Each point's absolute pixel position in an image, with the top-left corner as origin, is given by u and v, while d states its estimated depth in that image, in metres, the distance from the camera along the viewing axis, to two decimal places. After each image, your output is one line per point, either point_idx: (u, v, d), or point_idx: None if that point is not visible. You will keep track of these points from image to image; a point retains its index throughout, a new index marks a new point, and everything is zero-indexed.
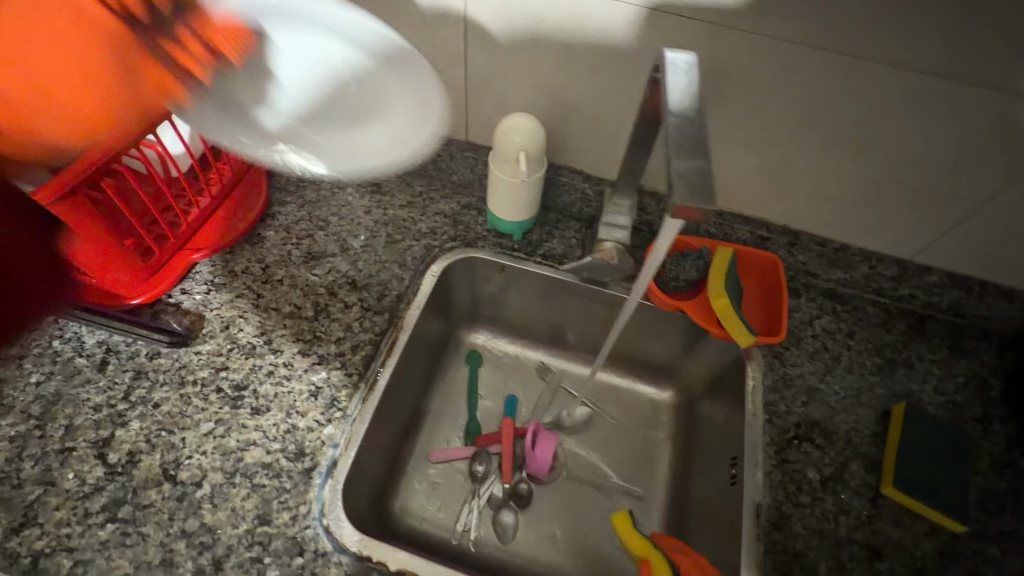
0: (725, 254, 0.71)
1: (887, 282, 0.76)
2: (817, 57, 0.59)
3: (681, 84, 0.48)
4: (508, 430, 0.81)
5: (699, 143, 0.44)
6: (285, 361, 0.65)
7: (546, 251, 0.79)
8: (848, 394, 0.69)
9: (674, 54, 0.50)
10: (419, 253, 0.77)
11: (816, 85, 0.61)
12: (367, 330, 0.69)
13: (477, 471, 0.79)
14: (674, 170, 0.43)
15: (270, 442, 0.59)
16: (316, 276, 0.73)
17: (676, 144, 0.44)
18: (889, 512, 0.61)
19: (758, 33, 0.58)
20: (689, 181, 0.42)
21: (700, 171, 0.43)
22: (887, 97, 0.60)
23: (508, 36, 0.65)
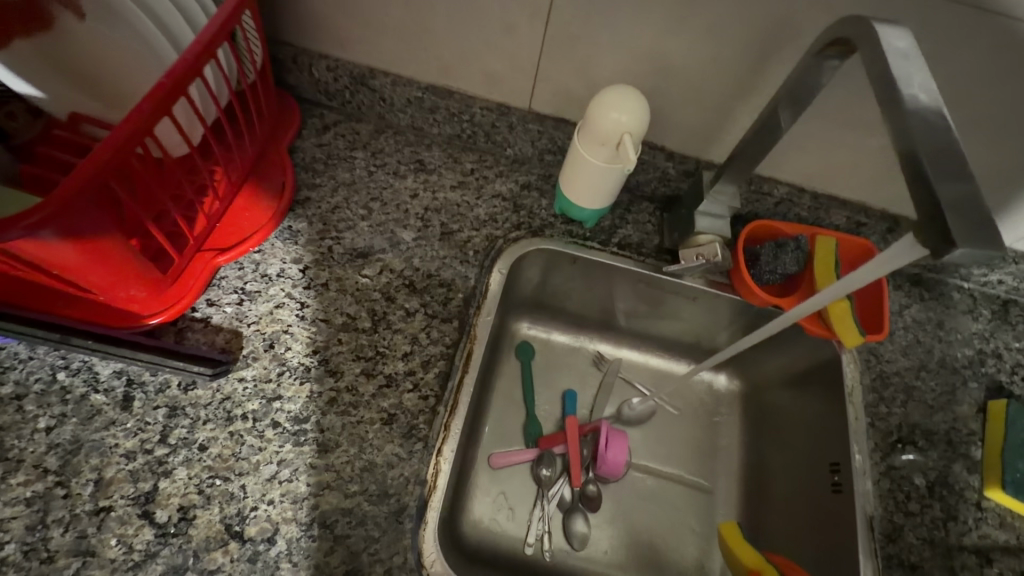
0: (825, 245, 0.65)
1: (979, 268, 0.72)
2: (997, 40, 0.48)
3: (918, 79, 0.39)
4: (574, 431, 0.76)
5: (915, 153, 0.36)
6: (347, 384, 0.56)
7: (620, 239, 0.70)
8: (943, 391, 0.66)
9: (895, 37, 0.41)
10: (481, 246, 0.67)
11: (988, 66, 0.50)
12: (436, 342, 0.60)
13: (544, 474, 0.75)
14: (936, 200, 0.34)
15: (347, 484, 0.52)
16: (367, 278, 0.62)
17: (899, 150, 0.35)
18: (993, 514, 0.60)
19: None
20: (961, 215, 0.34)
21: (972, 200, 0.34)
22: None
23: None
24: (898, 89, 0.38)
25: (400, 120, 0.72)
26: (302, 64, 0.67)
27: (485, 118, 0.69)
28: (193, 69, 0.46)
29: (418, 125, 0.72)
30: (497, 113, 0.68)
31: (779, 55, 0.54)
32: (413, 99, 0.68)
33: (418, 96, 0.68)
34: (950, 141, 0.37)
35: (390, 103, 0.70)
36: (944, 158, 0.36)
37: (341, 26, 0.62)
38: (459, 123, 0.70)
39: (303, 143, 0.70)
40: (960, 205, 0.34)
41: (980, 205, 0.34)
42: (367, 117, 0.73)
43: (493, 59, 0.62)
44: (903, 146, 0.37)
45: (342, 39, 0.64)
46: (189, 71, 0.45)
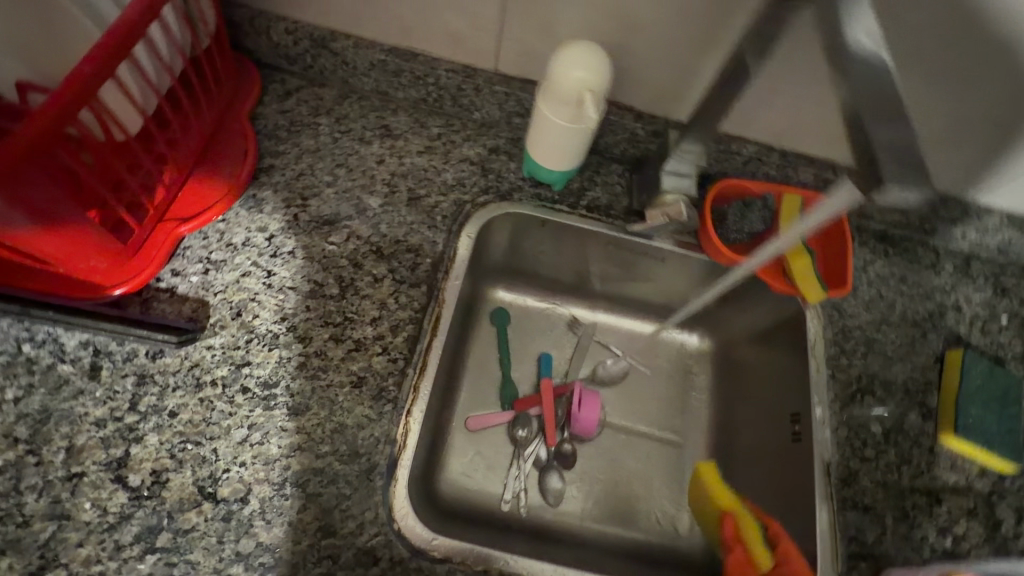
0: (791, 202, 0.65)
1: (943, 222, 0.73)
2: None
3: (866, 22, 0.39)
4: (548, 390, 0.79)
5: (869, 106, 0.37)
6: (316, 350, 0.57)
7: (590, 201, 0.71)
8: (903, 343, 0.68)
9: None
10: (449, 211, 0.66)
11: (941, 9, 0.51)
12: (404, 308, 0.60)
13: (519, 435, 0.77)
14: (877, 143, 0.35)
15: (318, 445, 0.53)
16: (334, 245, 0.62)
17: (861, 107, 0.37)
18: (945, 457, 0.62)
19: None
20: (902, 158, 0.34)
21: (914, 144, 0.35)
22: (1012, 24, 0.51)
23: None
24: (843, 32, 0.38)
25: (364, 84, 0.70)
26: (260, 27, 0.65)
27: (451, 81, 0.68)
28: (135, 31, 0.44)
29: (383, 90, 0.71)
30: (462, 76, 0.67)
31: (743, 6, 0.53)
32: (376, 62, 0.67)
33: (381, 59, 0.67)
34: (890, 85, 0.37)
35: (353, 67, 0.69)
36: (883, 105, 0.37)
37: None
38: (424, 86, 0.69)
39: (265, 109, 0.68)
40: (893, 147, 0.35)
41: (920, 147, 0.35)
42: (330, 82, 0.71)
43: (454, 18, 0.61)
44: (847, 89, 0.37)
45: None
46: (127, 36, 0.44)
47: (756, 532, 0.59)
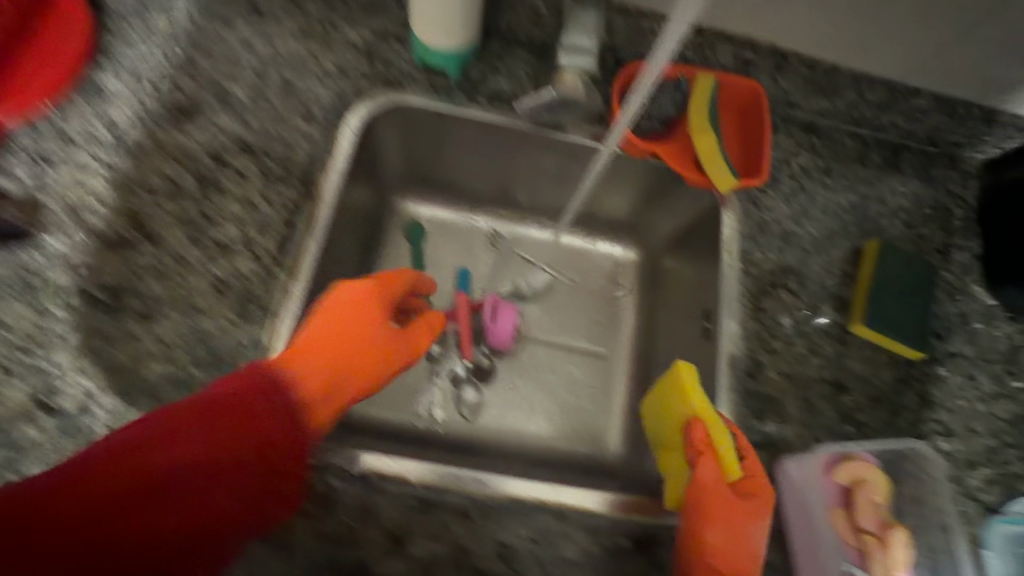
0: (704, 83, 0.60)
1: (871, 108, 0.68)
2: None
3: None
4: (464, 304, 0.73)
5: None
6: (172, 252, 0.51)
7: (491, 90, 0.64)
8: (822, 235, 0.65)
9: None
10: (329, 102, 0.59)
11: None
12: (275, 206, 0.54)
13: (433, 351, 0.73)
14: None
15: (174, 352, 0.48)
16: (192, 139, 0.55)
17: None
18: (854, 348, 0.61)
19: None
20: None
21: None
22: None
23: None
24: None
25: None
26: None
27: None
28: None
29: None
30: None
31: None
32: None
33: None
34: None
35: None
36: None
37: None
38: None
39: None
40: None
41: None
42: None
43: None
44: None
45: None
46: None
47: (732, 453, 0.51)
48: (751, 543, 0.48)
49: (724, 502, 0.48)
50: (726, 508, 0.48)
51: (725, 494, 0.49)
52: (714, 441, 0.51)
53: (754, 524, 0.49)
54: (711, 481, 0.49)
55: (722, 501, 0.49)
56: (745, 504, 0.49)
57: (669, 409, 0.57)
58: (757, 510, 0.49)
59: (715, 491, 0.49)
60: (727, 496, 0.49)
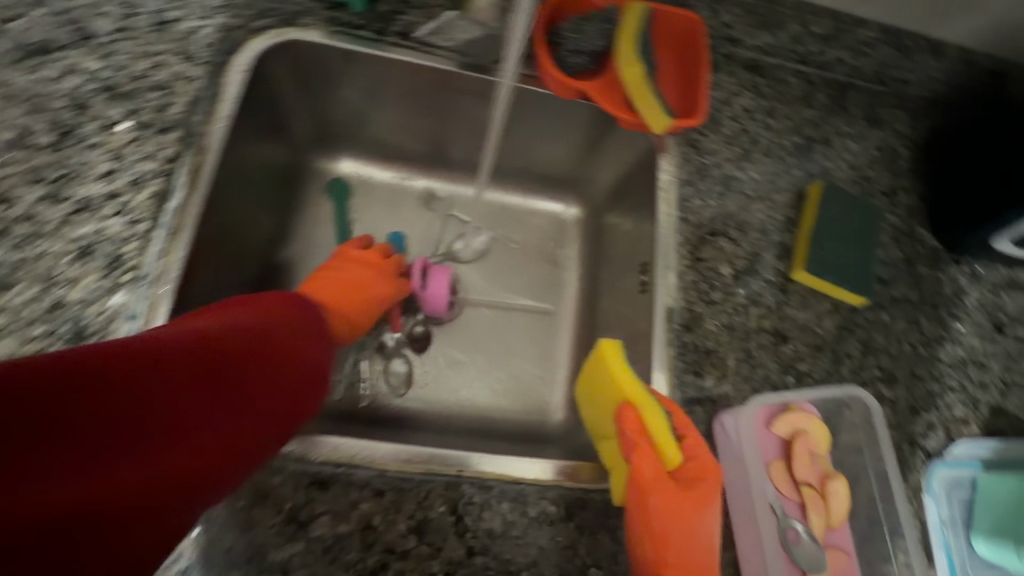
0: (636, 11, 0.55)
1: (815, 43, 0.64)
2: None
3: None
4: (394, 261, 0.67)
5: None
6: (24, 213, 0.44)
7: (404, 26, 0.57)
8: (765, 180, 0.61)
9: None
10: (212, 40, 0.52)
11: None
12: (149, 157, 0.48)
13: None
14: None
15: (29, 328, 0.42)
16: (44, 82, 0.48)
17: None
18: (796, 296, 0.58)
19: None
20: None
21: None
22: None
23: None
24: None
25: None
26: None
27: None
28: None
29: None
30: None
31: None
32: None
33: None
34: None
35: None
36: None
37: None
38: None
39: None
40: None
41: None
42: None
43: None
44: None
45: None
46: None
47: (667, 435, 0.47)
48: (699, 530, 0.46)
49: (665, 494, 0.45)
50: (669, 502, 0.45)
51: (665, 488, 0.45)
52: (649, 431, 0.46)
53: (699, 511, 0.46)
54: (650, 477, 0.46)
55: (663, 496, 0.45)
56: (688, 491, 0.46)
57: (599, 397, 0.51)
58: (702, 496, 0.46)
59: (657, 485, 0.46)
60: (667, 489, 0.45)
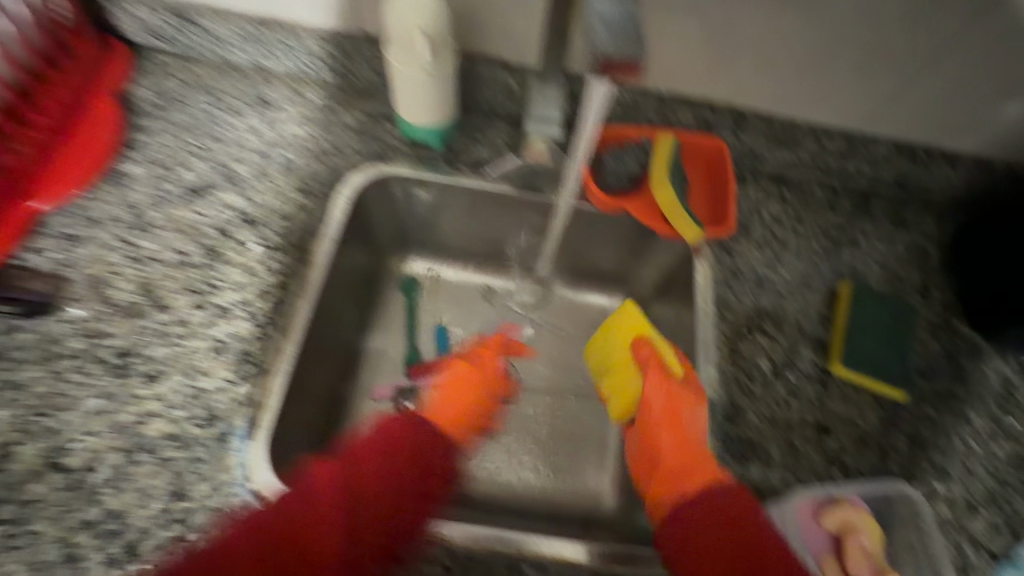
0: (667, 143, 0.64)
1: (835, 159, 0.71)
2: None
3: None
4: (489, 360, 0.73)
5: None
6: (179, 318, 0.56)
7: (473, 159, 0.70)
8: (796, 280, 0.67)
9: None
10: (323, 177, 0.66)
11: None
12: (272, 272, 0.59)
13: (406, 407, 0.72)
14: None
15: (173, 411, 0.52)
16: (201, 216, 0.61)
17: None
18: (836, 390, 0.61)
19: None
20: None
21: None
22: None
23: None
24: None
25: (237, 58, 0.70)
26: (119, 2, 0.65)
27: (318, 48, 0.67)
28: None
29: (258, 63, 0.70)
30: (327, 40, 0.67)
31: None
32: (242, 32, 0.67)
33: (245, 29, 0.66)
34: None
35: (223, 40, 0.68)
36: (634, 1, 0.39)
37: None
38: (296, 56, 0.69)
39: (138, 87, 0.68)
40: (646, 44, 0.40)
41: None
42: (204, 59, 0.70)
43: None
44: None
45: None
46: None
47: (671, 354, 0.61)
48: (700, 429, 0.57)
49: (672, 393, 0.58)
50: (669, 423, 0.58)
51: (666, 412, 0.58)
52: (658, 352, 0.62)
53: (697, 428, 0.57)
54: (660, 405, 0.59)
55: (663, 417, 0.58)
56: (689, 390, 0.58)
57: (614, 349, 0.67)
58: (695, 395, 0.58)
59: (663, 411, 0.58)
60: (668, 408, 0.58)
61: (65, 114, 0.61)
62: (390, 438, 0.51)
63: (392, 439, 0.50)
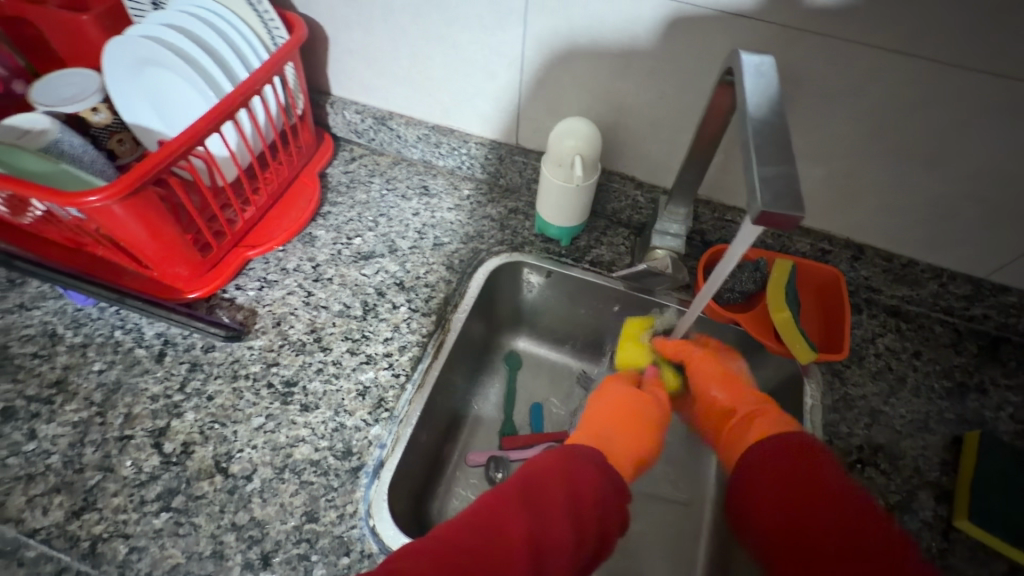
0: (783, 266, 0.68)
1: (958, 301, 0.71)
2: (908, 65, 0.55)
3: (766, 92, 0.44)
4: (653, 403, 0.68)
5: (779, 132, 0.41)
6: (334, 359, 0.66)
7: (593, 257, 0.78)
8: (914, 418, 0.65)
9: (749, 58, 0.46)
10: (466, 257, 0.77)
11: (920, 69, 0.55)
12: (414, 332, 0.69)
13: (497, 477, 0.74)
14: (758, 177, 0.38)
15: (318, 440, 0.60)
16: (365, 275, 0.74)
17: (759, 134, 0.41)
18: (962, 546, 0.57)
19: (817, 34, 0.55)
20: (774, 189, 0.37)
21: (785, 178, 0.38)
22: (994, 103, 0.55)
23: (582, 23, 0.62)
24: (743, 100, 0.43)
25: (412, 154, 0.86)
26: (337, 107, 0.84)
27: (479, 152, 0.81)
28: (239, 102, 0.63)
29: (427, 159, 0.86)
30: (488, 147, 0.80)
31: (707, 88, 0.63)
32: (422, 135, 0.83)
33: (425, 133, 0.82)
34: (785, 136, 0.41)
35: (404, 139, 0.84)
36: (778, 145, 0.40)
37: (366, 77, 0.79)
38: (459, 156, 0.83)
39: (333, 169, 0.85)
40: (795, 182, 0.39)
41: (796, 182, 0.38)
42: (387, 152, 0.88)
43: (483, 102, 0.76)
44: (758, 153, 0.40)
45: (369, 88, 0.81)
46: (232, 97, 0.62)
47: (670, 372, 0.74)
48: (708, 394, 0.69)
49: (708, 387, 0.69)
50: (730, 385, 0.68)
51: (720, 375, 0.69)
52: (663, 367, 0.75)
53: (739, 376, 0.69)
54: (700, 374, 0.69)
55: (716, 381, 0.68)
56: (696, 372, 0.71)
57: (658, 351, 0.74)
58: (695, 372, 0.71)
59: (709, 376, 0.69)
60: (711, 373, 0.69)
61: (283, 184, 0.78)
62: (564, 483, 0.50)
63: (571, 485, 0.50)
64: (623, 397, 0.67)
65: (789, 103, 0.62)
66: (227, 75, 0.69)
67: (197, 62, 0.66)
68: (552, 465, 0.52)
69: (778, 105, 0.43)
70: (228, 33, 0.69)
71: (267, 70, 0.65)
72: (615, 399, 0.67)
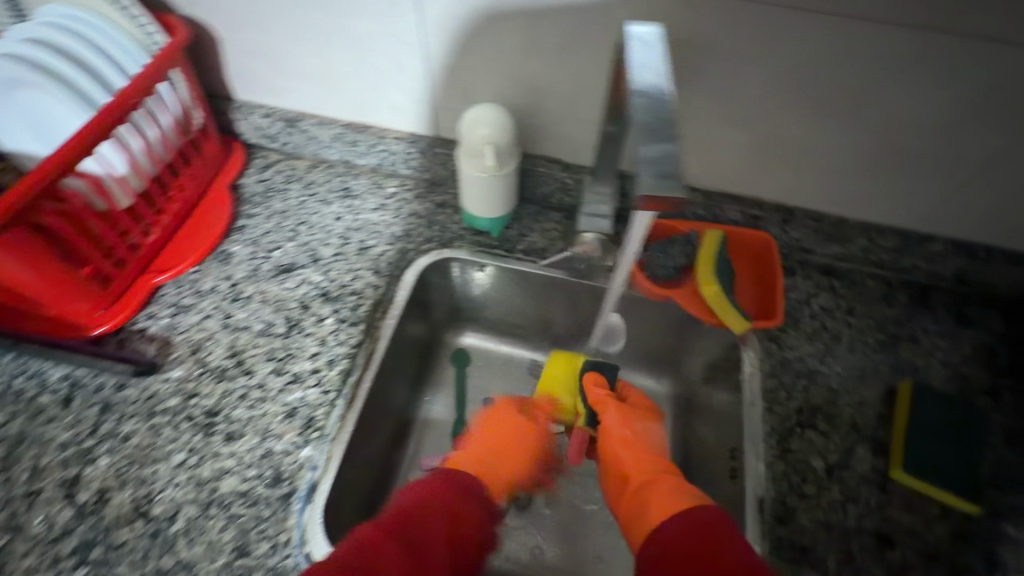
0: (713, 237, 0.67)
1: (887, 254, 0.72)
2: (810, 21, 0.53)
3: (657, 65, 0.42)
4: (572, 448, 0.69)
5: (669, 107, 0.39)
6: (258, 382, 0.63)
7: (526, 245, 0.76)
8: (851, 375, 0.66)
9: (637, 27, 0.44)
10: (394, 259, 0.74)
11: (821, 25, 0.53)
12: (343, 344, 0.66)
13: None
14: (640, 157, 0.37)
15: (246, 469, 0.57)
16: (287, 289, 0.70)
17: (645, 111, 0.39)
18: (899, 497, 0.58)
19: None
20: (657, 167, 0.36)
21: (669, 156, 0.37)
22: (898, 51, 0.54)
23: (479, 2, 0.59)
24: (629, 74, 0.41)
25: (330, 155, 0.82)
26: (243, 113, 0.79)
27: (399, 147, 0.77)
28: (117, 118, 0.58)
29: (346, 159, 0.81)
30: (407, 141, 0.76)
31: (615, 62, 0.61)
32: (336, 135, 0.78)
33: (339, 132, 0.78)
34: (674, 111, 0.39)
35: (319, 140, 0.80)
36: (661, 120, 0.38)
37: (268, 78, 0.74)
38: (379, 153, 0.79)
39: (246, 179, 0.80)
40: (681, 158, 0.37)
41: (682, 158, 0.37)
42: (304, 155, 0.83)
43: (393, 95, 0.72)
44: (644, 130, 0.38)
45: (274, 90, 0.76)
46: (106, 113, 0.56)
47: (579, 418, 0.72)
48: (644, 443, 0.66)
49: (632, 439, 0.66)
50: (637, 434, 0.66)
51: (629, 439, 0.65)
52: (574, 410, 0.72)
53: (650, 441, 0.66)
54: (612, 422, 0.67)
55: (626, 445, 0.65)
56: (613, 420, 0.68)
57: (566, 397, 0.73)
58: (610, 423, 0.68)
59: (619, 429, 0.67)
60: (621, 434, 0.66)
61: (190, 200, 0.73)
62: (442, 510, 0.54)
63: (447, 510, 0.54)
64: (510, 420, 0.70)
65: (699, 69, 0.60)
66: (106, 90, 0.63)
67: (67, 78, 0.61)
68: (426, 491, 0.55)
69: (667, 77, 0.41)
70: (102, 43, 0.63)
71: (145, 80, 0.60)
72: (504, 421, 0.70)
